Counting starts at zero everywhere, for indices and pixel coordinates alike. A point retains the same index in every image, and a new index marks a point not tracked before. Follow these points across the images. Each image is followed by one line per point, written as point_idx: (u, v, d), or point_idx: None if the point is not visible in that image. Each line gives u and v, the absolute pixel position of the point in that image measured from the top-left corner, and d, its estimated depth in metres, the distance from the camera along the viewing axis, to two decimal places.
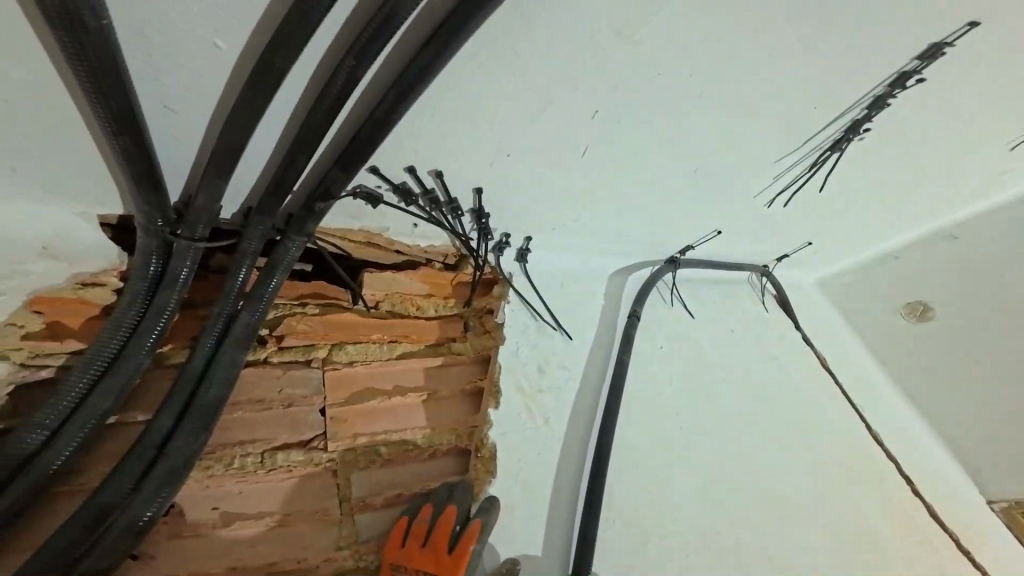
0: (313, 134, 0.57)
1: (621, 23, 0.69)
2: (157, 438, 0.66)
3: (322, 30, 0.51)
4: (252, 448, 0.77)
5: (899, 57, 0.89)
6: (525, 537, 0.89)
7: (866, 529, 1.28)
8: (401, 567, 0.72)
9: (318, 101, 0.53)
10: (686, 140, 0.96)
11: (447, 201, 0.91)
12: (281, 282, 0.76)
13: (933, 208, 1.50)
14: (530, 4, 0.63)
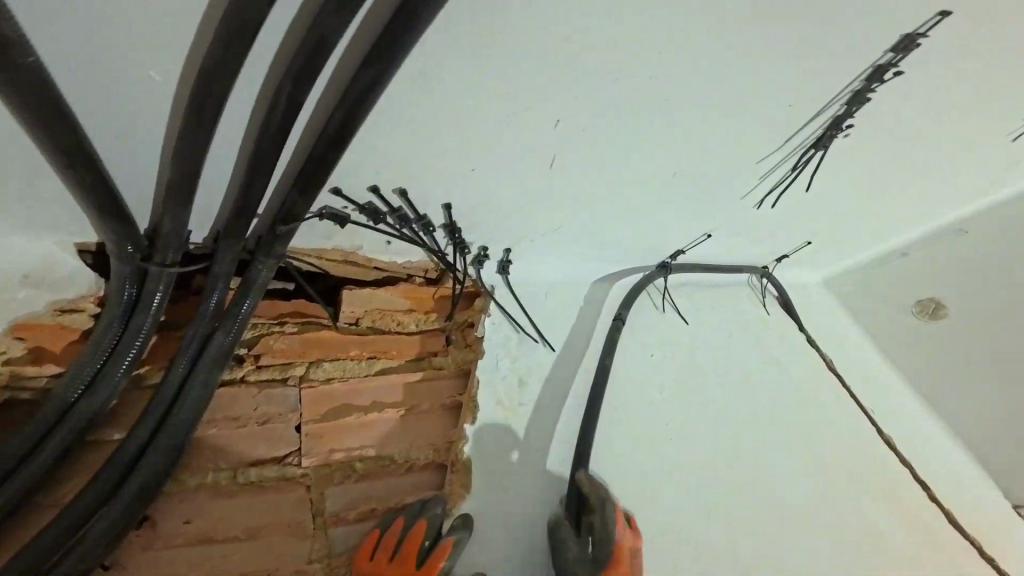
0: (264, 159, 0.58)
1: (571, 32, 0.69)
2: (129, 453, 0.68)
3: (257, 52, 0.54)
4: (225, 463, 0.79)
5: (870, 52, 0.86)
6: (501, 542, 0.89)
7: (874, 535, 1.24)
8: None
9: (264, 128, 0.55)
10: (659, 144, 0.95)
11: (418, 218, 0.93)
12: (254, 303, 0.78)
13: (939, 204, 1.44)
14: (471, 16, 0.63)
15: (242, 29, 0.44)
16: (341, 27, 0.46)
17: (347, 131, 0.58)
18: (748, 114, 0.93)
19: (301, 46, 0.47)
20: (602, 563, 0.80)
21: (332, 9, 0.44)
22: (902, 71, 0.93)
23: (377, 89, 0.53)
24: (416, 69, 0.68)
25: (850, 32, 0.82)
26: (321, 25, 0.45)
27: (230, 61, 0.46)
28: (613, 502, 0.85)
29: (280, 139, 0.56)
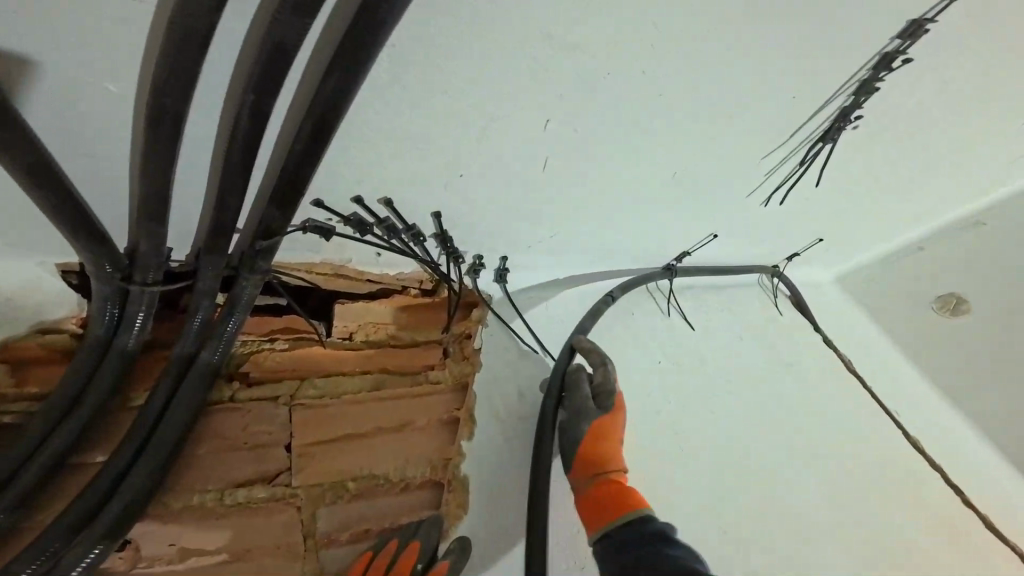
0: (236, 175, 0.56)
1: (553, 27, 0.67)
2: (111, 474, 0.64)
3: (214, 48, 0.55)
4: (212, 484, 0.75)
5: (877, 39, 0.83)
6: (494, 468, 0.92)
7: (909, 545, 1.18)
8: None
9: (231, 142, 0.52)
10: (659, 144, 0.93)
11: (406, 227, 0.89)
12: (241, 321, 0.76)
13: (944, 199, 1.49)
14: (447, 19, 0.62)
15: (195, 40, 0.42)
16: (299, 33, 0.43)
17: (320, 141, 0.55)
18: (747, 114, 0.91)
19: (259, 54, 0.45)
20: (604, 411, 0.91)
21: (291, 16, 0.42)
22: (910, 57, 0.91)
23: (348, 95, 0.51)
24: (394, 71, 0.66)
25: (850, 32, 0.82)
26: (277, 31, 0.43)
27: (187, 74, 0.44)
28: (610, 360, 0.95)
29: (251, 153, 0.54)
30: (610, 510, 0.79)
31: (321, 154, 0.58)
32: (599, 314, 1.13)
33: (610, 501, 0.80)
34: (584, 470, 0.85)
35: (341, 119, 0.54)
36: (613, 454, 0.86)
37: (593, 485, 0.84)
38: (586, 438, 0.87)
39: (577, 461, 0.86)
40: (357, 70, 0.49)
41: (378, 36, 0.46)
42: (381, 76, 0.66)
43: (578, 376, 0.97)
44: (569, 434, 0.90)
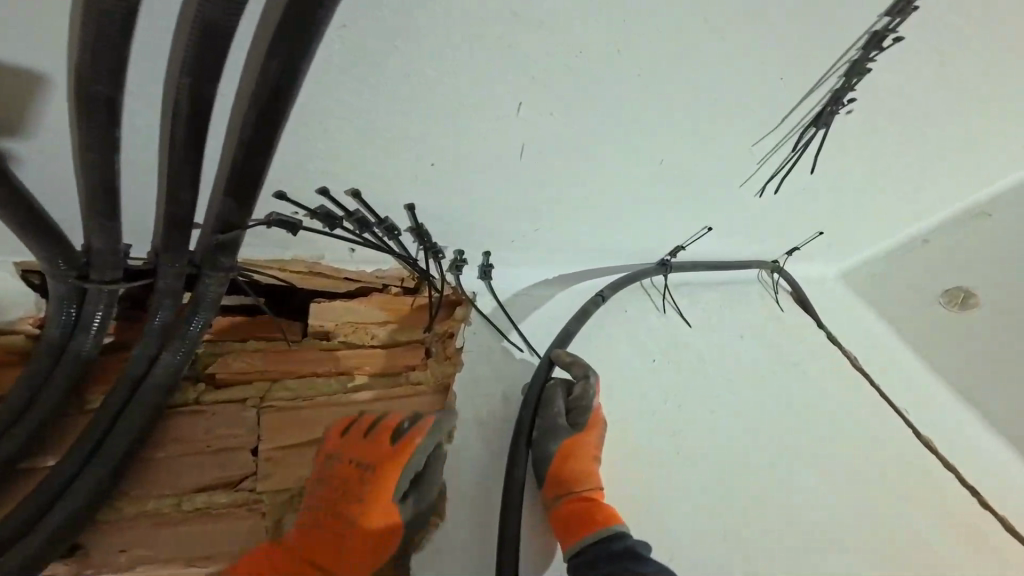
0: (185, 167, 0.54)
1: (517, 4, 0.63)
2: (61, 478, 0.62)
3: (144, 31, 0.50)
4: (170, 489, 0.72)
5: (864, 15, 0.79)
6: (473, 472, 0.88)
7: (924, 551, 1.12)
8: (343, 454, 0.75)
9: (172, 132, 0.50)
10: (642, 132, 0.89)
11: (378, 221, 0.83)
12: (206, 321, 0.73)
13: (949, 189, 1.42)
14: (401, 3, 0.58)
15: (117, 22, 0.39)
16: (229, 12, 0.41)
17: (269, 129, 0.53)
18: (750, 116, 0.92)
19: (192, 37, 0.43)
20: (580, 426, 0.93)
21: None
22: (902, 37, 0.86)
23: (295, 81, 0.49)
24: (348, 57, 0.62)
25: (852, 34, 0.82)
26: (206, 11, 0.41)
27: (113, 56, 0.42)
28: (592, 374, 0.96)
29: (198, 145, 0.52)
30: (576, 527, 0.83)
31: (273, 146, 0.56)
32: (586, 317, 1.09)
33: (578, 519, 0.84)
34: (556, 489, 0.88)
35: (292, 106, 0.52)
36: (585, 472, 0.89)
37: (563, 502, 0.87)
38: (560, 455, 0.90)
39: (548, 478, 0.90)
40: (301, 52, 0.46)
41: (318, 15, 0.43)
42: (333, 64, 0.63)
43: (555, 387, 0.98)
44: (544, 448, 0.91)
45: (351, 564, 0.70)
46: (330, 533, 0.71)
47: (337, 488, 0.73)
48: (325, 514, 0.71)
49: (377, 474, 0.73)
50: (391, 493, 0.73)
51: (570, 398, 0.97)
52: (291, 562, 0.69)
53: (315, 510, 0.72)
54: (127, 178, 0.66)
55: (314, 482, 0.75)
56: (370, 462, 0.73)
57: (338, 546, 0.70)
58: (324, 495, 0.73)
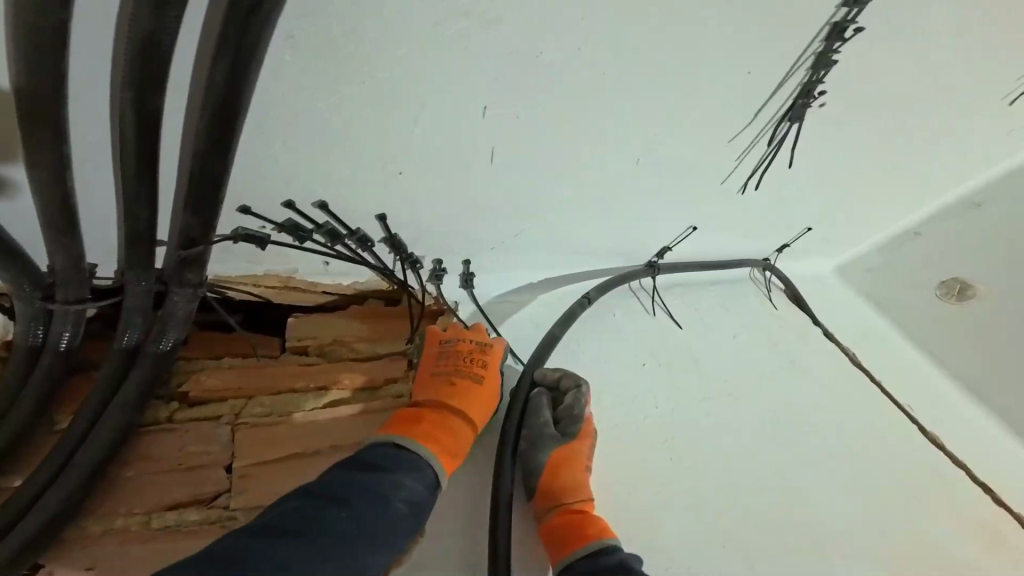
0: (140, 180, 0.55)
1: (468, 4, 0.64)
2: (27, 495, 0.61)
3: (84, 39, 0.55)
4: (140, 507, 0.70)
5: (822, 7, 0.78)
6: (456, 479, 0.88)
7: (943, 556, 1.05)
8: (452, 339, 0.93)
9: (123, 143, 0.51)
10: (610, 130, 0.89)
11: (350, 232, 0.84)
12: (176, 337, 0.75)
13: (939, 179, 1.40)
14: (349, 11, 0.60)
15: (50, 38, 0.41)
16: (158, 23, 0.41)
17: (223, 139, 0.53)
18: (714, 98, 0.89)
19: (127, 50, 0.43)
20: (571, 435, 0.90)
21: (150, 4, 0.39)
22: (864, 28, 0.86)
23: (245, 88, 0.49)
24: (301, 62, 0.64)
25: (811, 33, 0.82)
26: (138, 20, 0.41)
27: (51, 72, 0.44)
28: (583, 383, 0.95)
29: (148, 157, 0.53)
30: (567, 541, 0.79)
31: (230, 159, 0.56)
32: (570, 321, 1.07)
33: (571, 532, 0.80)
34: (546, 501, 0.85)
35: (245, 128, 0.54)
36: (577, 483, 0.86)
37: (554, 515, 0.83)
38: (550, 466, 0.87)
39: (539, 491, 0.86)
40: (244, 61, 0.46)
41: (257, 22, 0.43)
42: (287, 68, 0.64)
43: (541, 398, 0.96)
44: (532, 460, 0.88)
45: (477, 419, 0.84)
46: (458, 392, 0.84)
47: (461, 358, 0.89)
48: (455, 378, 0.86)
49: (491, 351, 0.93)
50: (498, 365, 0.92)
51: (558, 408, 0.95)
52: (430, 414, 0.80)
53: (443, 376, 0.86)
54: (89, 188, 0.70)
55: (438, 359, 0.89)
56: (484, 341, 0.93)
57: (465, 403, 0.84)
58: (448, 364, 0.88)
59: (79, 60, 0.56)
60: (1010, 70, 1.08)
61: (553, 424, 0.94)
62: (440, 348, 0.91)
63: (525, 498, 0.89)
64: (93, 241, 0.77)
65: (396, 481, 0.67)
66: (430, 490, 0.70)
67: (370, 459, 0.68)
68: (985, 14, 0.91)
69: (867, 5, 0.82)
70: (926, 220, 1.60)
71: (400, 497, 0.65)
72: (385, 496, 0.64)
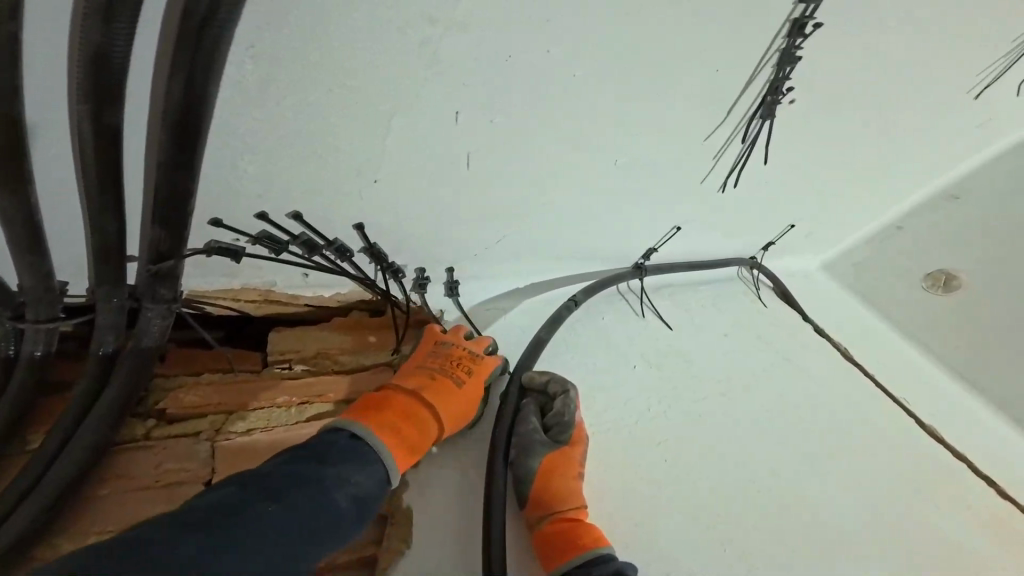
0: (103, 186, 0.56)
1: (429, 8, 0.64)
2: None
3: (50, 60, 0.57)
4: (113, 525, 0.68)
5: (779, 5, 0.80)
6: (446, 487, 0.86)
7: (949, 551, 1.03)
8: (448, 341, 0.93)
9: (84, 152, 0.52)
10: (582, 132, 0.90)
11: (328, 242, 0.83)
12: (151, 353, 0.74)
13: (915, 173, 1.42)
14: (307, 22, 0.61)
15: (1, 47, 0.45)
16: (106, 35, 0.43)
17: (189, 153, 0.53)
18: (694, 118, 0.95)
19: (80, 61, 0.45)
20: (562, 442, 0.88)
21: (99, 16, 0.41)
22: (822, 24, 0.87)
23: (207, 101, 0.49)
24: (265, 72, 0.64)
25: (776, 33, 0.85)
26: (90, 35, 0.43)
27: (4, 83, 0.47)
28: (571, 388, 0.92)
29: (111, 167, 0.54)
30: (562, 550, 0.77)
31: (196, 171, 0.56)
32: (557, 324, 1.07)
33: (565, 541, 0.77)
34: (539, 510, 0.82)
35: (210, 138, 0.53)
36: (569, 489, 0.83)
37: (547, 523, 0.81)
38: (541, 473, 0.84)
39: (531, 498, 0.84)
40: (204, 76, 0.47)
41: (211, 33, 0.44)
42: (251, 79, 0.65)
43: (529, 404, 0.94)
44: (522, 467, 0.85)
45: (446, 415, 0.82)
46: (436, 386, 0.84)
47: (450, 359, 0.89)
48: (437, 373, 0.86)
49: (482, 360, 0.93)
50: (486, 371, 0.92)
51: (547, 415, 0.92)
52: (402, 403, 0.80)
53: (427, 369, 0.87)
54: (59, 207, 0.72)
55: (427, 357, 0.90)
56: (477, 351, 0.94)
57: (440, 399, 0.83)
58: (435, 361, 0.88)
59: (46, 81, 0.58)
60: (974, 61, 1.10)
61: (543, 430, 0.91)
62: (433, 347, 0.92)
63: (518, 507, 0.86)
64: (69, 260, 0.78)
65: (342, 474, 0.65)
66: (380, 487, 0.68)
67: (320, 450, 0.67)
68: (940, 6, 0.93)
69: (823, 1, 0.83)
70: (909, 212, 1.62)
71: (344, 490, 0.63)
72: (325, 486, 0.62)
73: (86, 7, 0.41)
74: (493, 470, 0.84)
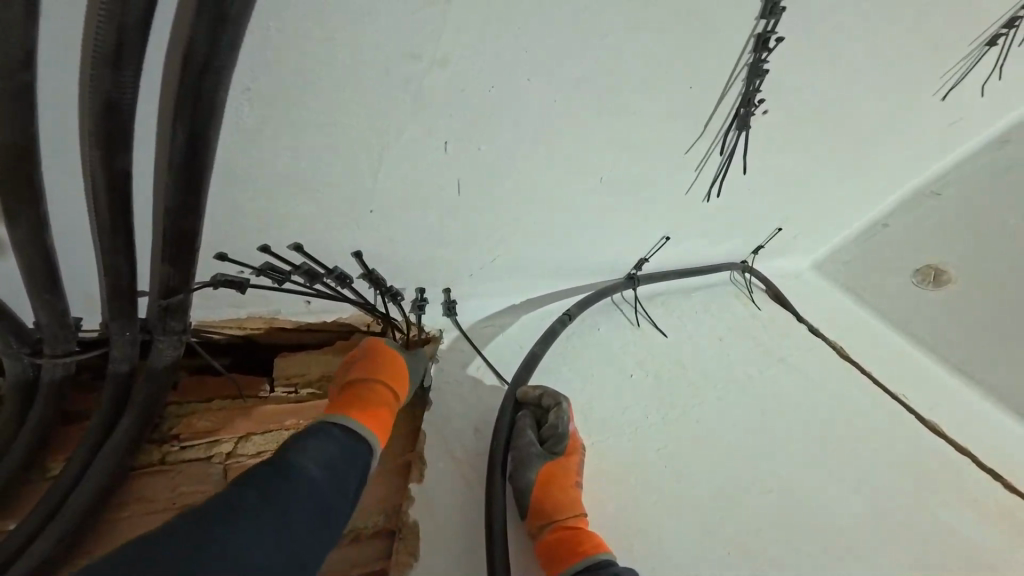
0: (114, 222, 0.59)
1: (411, 47, 0.69)
2: (14, 543, 0.63)
3: (60, 111, 0.62)
4: None
5: (741, 24, 0.85)
6: (450, 502, 0.88)
7: (960, 548, 1.03)
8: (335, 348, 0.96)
9: (96, 195, 0.56)
10: (565, 152, 0.94)
11: (328, 270, 0.85)
12: (163, 382, 0.78)
13: (894, 172, 1.46)
14: (298, 64, 0.66)
15: (16, 98, 0.48)
16: (115, 84, 0.47)
17: (193, 194, 0.58)
18: (671, 133, 0.99)
19: (92, 114, 0.49)
20: (558, 454, 0.90)
21: (107, 72, 0.45)
22: (784, 38, 0.92)
23: (207, 143, 0.54)
24: (262, 114, 0.69)
25: (740, 50, 0.89)
26: (102, 85, 0.46)
27: (21, 134, 0.50)
28: (563, 400, 0.95)
29: (123, 206, 0.58)
30: (565, 558, 0.78)
31: (201, 208, 0.61)
32: (552, 338, 1.10)
33: (566, 549, 0.79)
34: (539, 520, 0.84)
35: (213, 179, 0.58)
36: (570, 498, 0.85)
37: (548, 533, 0.82)
38: (540, 484, 0.86)
39: (531, 508, 0.85)
40: (204, 121, 0.51)
41: (210, 80, 0.48)
42: (249, 121, 0.69)
43: (525, 417, 0.96)
44: (522, 479, 0.87)
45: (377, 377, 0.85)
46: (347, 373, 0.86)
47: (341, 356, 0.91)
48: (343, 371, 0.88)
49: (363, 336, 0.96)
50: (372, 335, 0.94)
51: (543, 428, 0.94)
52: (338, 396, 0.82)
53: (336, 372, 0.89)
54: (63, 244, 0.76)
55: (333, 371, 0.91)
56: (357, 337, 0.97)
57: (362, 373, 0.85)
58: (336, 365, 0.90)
59: (54, 128, 0.63)
60: (939, 62, 1.14)
61: (539, 442, 0.93)
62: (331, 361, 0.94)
63: (519, 517, 0.88)
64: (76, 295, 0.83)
65: (298, 448, 0.66)
66: (339, 443, 0.70)
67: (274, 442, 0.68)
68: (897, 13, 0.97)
69: (782, 17, 0.88)
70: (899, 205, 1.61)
71: (303, 460, 0.65)
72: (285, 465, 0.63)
73: (95, 57, 0.45)
74: (492, 485, 0.86)
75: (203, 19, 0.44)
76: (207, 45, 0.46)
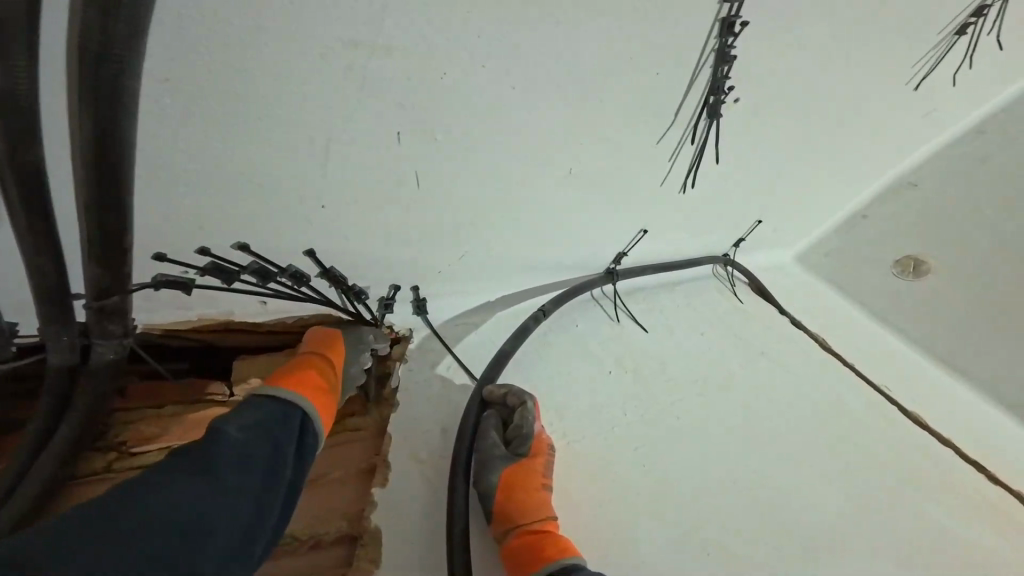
0: (31, 217, 0.58)
1: (347, 32, 0.66)
2: None
3: None
4: None
5: (703, 7, 0.82)
6: (412, 506, 0.85)
7: (941, 542, 1.02)
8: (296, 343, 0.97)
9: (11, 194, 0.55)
10: (528, 143, 0.91)
11: (281, 269, 0.82)
12: (108, 387, 0.75)
13: (874, 161, 1.43)
14: (222, 51, 0.63)
15: None
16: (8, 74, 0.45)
17: (115, 189, 0.56)
18: (637, 122, 0.96)
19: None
20: (522, 455, 0.87)
21: None
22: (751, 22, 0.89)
23: (122, 136, 0.52)
24: (195, 107, 0.67)
25: (703, 34, 0.87)
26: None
27: None
28: (528, 398, 0.92)
29: (37, 201, 0.57)
30: (529, 563, 0.76)
31: (128, 204, 0.59)
32: (523, 336, 1.08)
33: (528, 553, 0.76)
34: (502, 523, 0.81)
35: (135, 173, 0.56)
36: (535, 501, 0.83)
37: (511, 537, 0.80)
38: (502, 486, 0.84)
39: (495, 512, 0.83)
40: (113, 113, 0.49)
41: (110, 67, 0.46)
42: (175, 113, 0.67)
43: (489, 418, 0.94)
44: (484, 482, 0.86)
45: (321, 357, 0.87)
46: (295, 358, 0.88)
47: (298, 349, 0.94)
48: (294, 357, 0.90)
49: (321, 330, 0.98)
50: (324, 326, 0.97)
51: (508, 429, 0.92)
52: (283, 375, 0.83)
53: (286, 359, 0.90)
54: None
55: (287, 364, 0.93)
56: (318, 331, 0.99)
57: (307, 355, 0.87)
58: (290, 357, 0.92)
59: None
60: (915, 47, 1.12)
61: (504, 443, 0.91)
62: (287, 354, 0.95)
63: (485, 521, 0.86)
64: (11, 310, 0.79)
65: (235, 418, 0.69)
66: (269, 414, 0.73)
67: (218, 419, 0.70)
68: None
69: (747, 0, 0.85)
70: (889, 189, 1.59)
71: (236, 428, 0.67)
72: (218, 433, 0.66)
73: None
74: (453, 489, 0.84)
75: (94, 3, 0.42)
76: (99, 30, 0.43)
